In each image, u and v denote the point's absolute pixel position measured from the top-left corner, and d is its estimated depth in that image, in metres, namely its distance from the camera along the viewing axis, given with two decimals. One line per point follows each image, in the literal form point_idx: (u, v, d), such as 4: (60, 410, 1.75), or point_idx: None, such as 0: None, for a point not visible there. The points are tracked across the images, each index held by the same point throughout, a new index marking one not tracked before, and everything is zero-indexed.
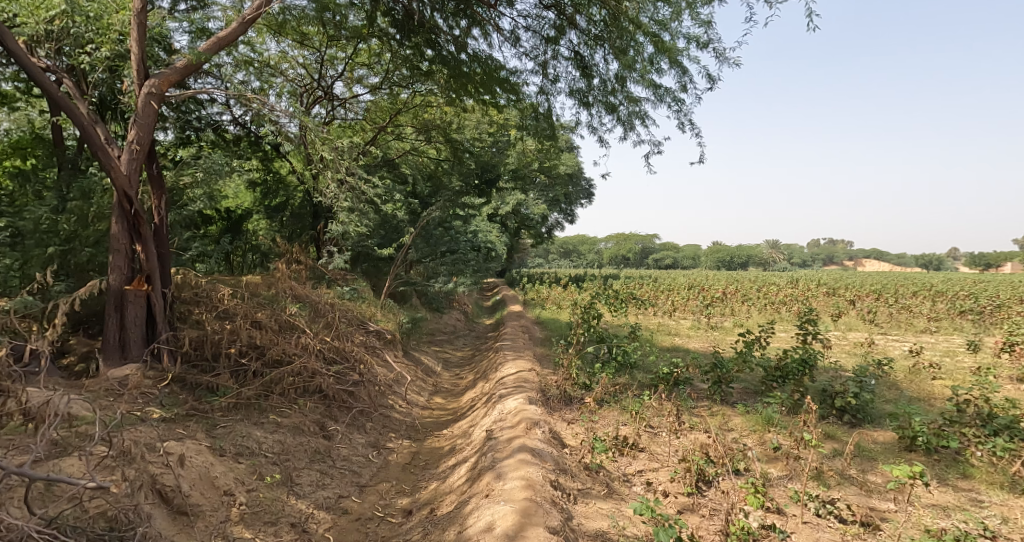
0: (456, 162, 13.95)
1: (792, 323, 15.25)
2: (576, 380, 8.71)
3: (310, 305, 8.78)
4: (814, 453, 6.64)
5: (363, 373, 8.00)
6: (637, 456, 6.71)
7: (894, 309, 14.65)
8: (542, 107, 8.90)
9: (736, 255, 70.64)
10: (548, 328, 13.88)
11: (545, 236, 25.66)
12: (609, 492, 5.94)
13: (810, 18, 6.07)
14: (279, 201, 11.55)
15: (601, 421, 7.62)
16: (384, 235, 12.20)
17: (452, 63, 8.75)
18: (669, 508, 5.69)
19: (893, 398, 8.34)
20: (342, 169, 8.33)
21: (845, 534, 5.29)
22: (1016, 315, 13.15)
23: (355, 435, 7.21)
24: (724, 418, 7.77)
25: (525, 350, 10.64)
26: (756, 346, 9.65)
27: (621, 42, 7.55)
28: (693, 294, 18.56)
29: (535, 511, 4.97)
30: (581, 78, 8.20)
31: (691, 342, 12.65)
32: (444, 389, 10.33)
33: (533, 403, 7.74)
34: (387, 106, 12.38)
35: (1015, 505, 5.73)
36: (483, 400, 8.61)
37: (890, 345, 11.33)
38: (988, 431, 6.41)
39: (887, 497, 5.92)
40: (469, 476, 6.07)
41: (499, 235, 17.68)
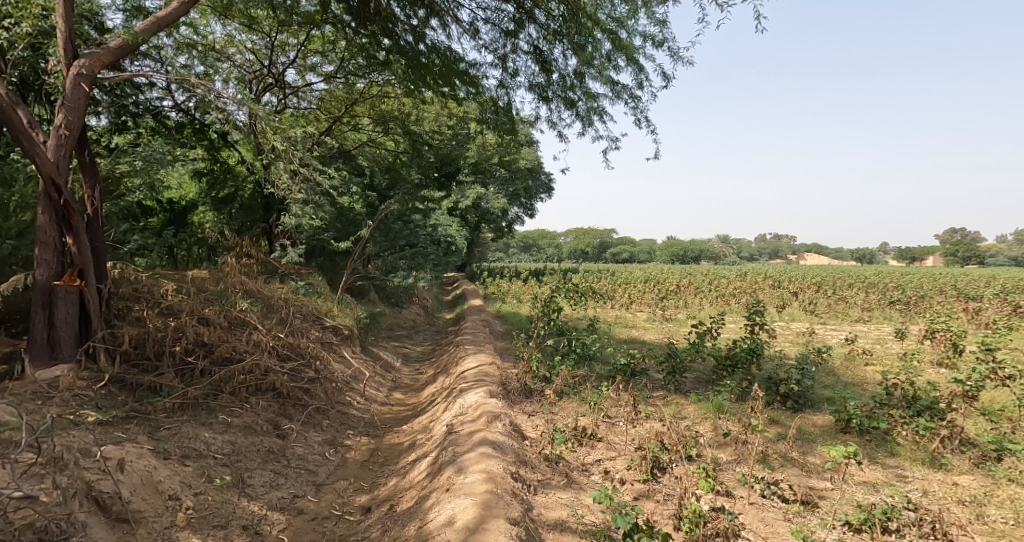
0: (415, 155, 14.01)
1: (740, 314, 15.94)
2: (535, 373, 9.01)
3: (261, 301, 8.83)
4: (760, 437, 7.10)
5: (317, 370, 8.20)
6: (595, 446, 7.04)
7: (832, 300, 15.50)
8: (502, 102, 9.08)
9: (690, 249, 72.54)
10: (508, 322, 14.15)
11: (505, 230, 25.89)
12: (569, 482, 6.21)
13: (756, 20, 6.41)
14: (228, 192, 11.45)
15: (561, 412, 7.91)
16: (341, 229, 12.21)
17: (409, 53, 8.80)
18: (627, 494, 6.02)
19: (831, 383, 8.94)
20: (295, 160, 8.41)
21: (787, 513, 5.71)
22: (938, 305, 14.20)
23: (311, 433, 7.31)
24: (678, 407, 8.17)
25: (486, 344, 10.89)
26: (707, 336, 10.13)
27: (579, 38, 7.82)
28: (649, 287, 19.16)
29: (496, 503, 5.20)
30: (540, 73, 8.41)
31: (647, 334, 13.12)
32: (404, 384, 10.48)
33: (494, 396, 7.99)
34: (343, 95, 12.42)
35: (934, 479, 6.20)
36: (444, 395, 8.80)
37: (829, 333, 12.03)
38: (912, 413, 6.94)
39: (824, 476, 6.39)
40: (429, 471, 6.26)
41: (459, 229, 17.85)
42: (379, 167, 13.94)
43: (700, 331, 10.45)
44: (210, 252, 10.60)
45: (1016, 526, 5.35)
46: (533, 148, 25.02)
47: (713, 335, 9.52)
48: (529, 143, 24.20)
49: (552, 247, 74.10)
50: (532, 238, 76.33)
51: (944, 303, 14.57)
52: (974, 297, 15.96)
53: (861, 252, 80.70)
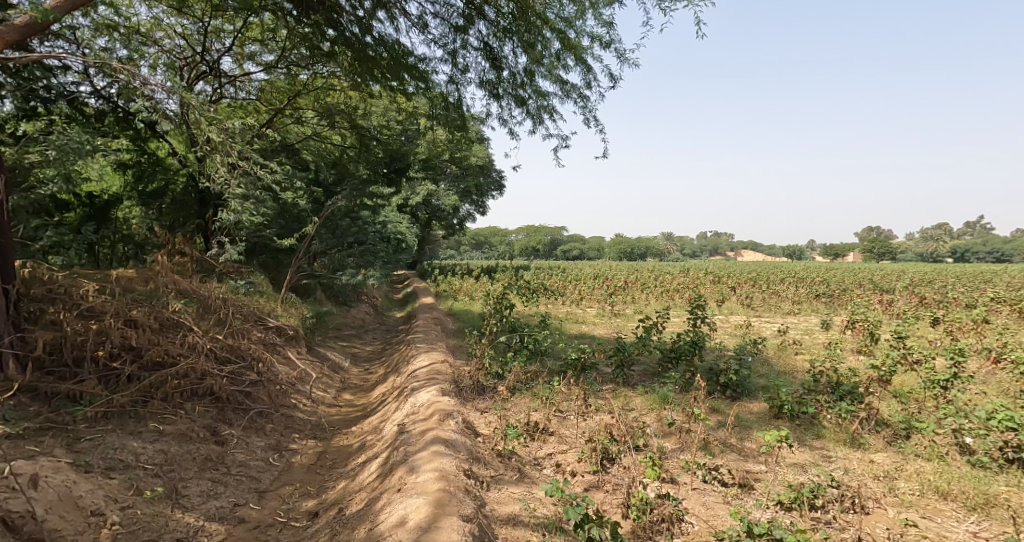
0: (363, 149, 13.96)
1: (684, 309, 16.63)
2: (489, 370, 9.24)
3: (198, 301, 8.51)
4: (701, 426, 7.54)
5: (260, 372, 8.11)
6: (547, 440, 7.33)
7: (766, 294, 16.35)
8: (452, 97, 9.23)
9: (638, 245, 74.24)
10: (460, 320, 14.34)
11: (457, 228, 26.00)
12: (521, 477, 6.47)
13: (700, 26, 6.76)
14: (157, 186, 10.87)
15: (513, 408, 8.18)
16: (284, 225, 12.04)
17: (355, 46, 8.72)
18: (577, 486, 6.32)
19: (766, 372, 9.53)
20: (233, 152, 8.42)
21: (727, 496, 6.13)
22: (858, 298, 15.23)
23: (253, 438, 7.26)
24: (626, 399, 8.56)
25: (438, 342, 11.05)
26: (653, 330, 10.58)
27: (529, 36, 8.02)
28: (598, 283, 19.70)
29: (449, 501, 5.40)
30: (491, 70, 8.57)
31: (597, 329, 13.57)
32: (353, 385, 10.53)
33: (446, 394, 8.17)
34: (284, 87, 12.26)
35: (854, 458, 6.67)
36: (395, 395, 8.91)
37: (764, 325, 12.75)
38: (835, 398, 7.48)
39: (759, 459, 6.86)
40: (380, 472, 6.40)
41: (409, 226, 17.85)
42: (325, 161, 13.92)
43: (646, 324, 10.90)
44: (137, 250, 10.24)
45: (924, 496, 5.79)
46: (484, 145, 25.19)
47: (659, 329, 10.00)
48: (480, 139, 24.35)
49: (504, 245, 74.52)
50: (483, 235, 76.54)
51: (862, 295, 15.67)
52: (891, 289, 17.25)
53: (797, 249, 84.48)
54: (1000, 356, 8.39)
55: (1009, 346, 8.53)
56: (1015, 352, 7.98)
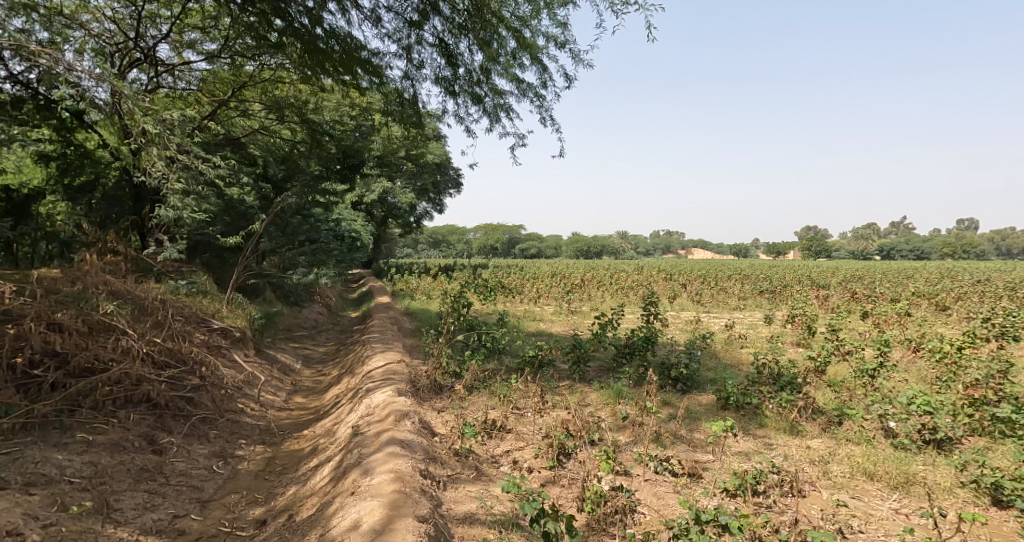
0: (315, 146, 13.22)
1: (637, 305, 17.10)
2: (446, 369, 9.36)
3: (132, 302, 8.03)
4: (654, 418, 7.84)
5: (203, 375, 7.84)
6: (505, 437, 7.51)
7: (714, 290, 17.00)
8: (408, 93, 9.23)
9: (594, 244, 75.33)
10: (417, 320, 14.37)
11: (414, 226, 25.97)
12: (478, 474, 6.63)
13: (649, 30, 7.01)
14: (86, 180, 10.03)
15: (470, 407, 8.32)
16: (230, 223, 11.78)
17: (305, 38, 8.33)
18: (534, 482, 6.51)
19: (714, 365, 9.96)
20: (170, 145, 8.50)
21: (677, 485, 6.39)
22: (798, 293, 16.02)
23: (194, 446, 6.98)
24: (581, 395, 8.80)
25: (394, 342, 11.07)
26: (608, 327, 10.86)
27: (485, 34, 8.11)
28: (556, 281, 20.00)
29: (404, 502, 5.42)
30: (447, 67, 8.63)
31: (555, 326, 13.84)
32: (305, 388, 10.41)
33: (402, 395, 8.18)
34: (228, 77, 11.90)
35: (792, 444, 7.06)
36: (350, 396, 8.86)
37: (712, 320, 13.25)
38: (777, 388, 7.92)
39: (707, 449, 7.15)
40: (334, 476, 6.37)
41: (364, 224, 17.72)
42: (273, 157, 13.33)
43: (602, 321, 11.18)
44: (64, 248, 9.52)
45: (852, 478, 6.20)
46: (441, 143, 25.22)
47: (613, 325, 10.31)
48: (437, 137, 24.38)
49: (462, 244, 74.46)
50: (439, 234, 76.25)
51: (802, 290, 16.50)
52: (826, 284, 18.24)
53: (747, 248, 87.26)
54: (919, 346, 9.06)
55: (926, 336, 9.21)
56: (931, 341, 8.61)
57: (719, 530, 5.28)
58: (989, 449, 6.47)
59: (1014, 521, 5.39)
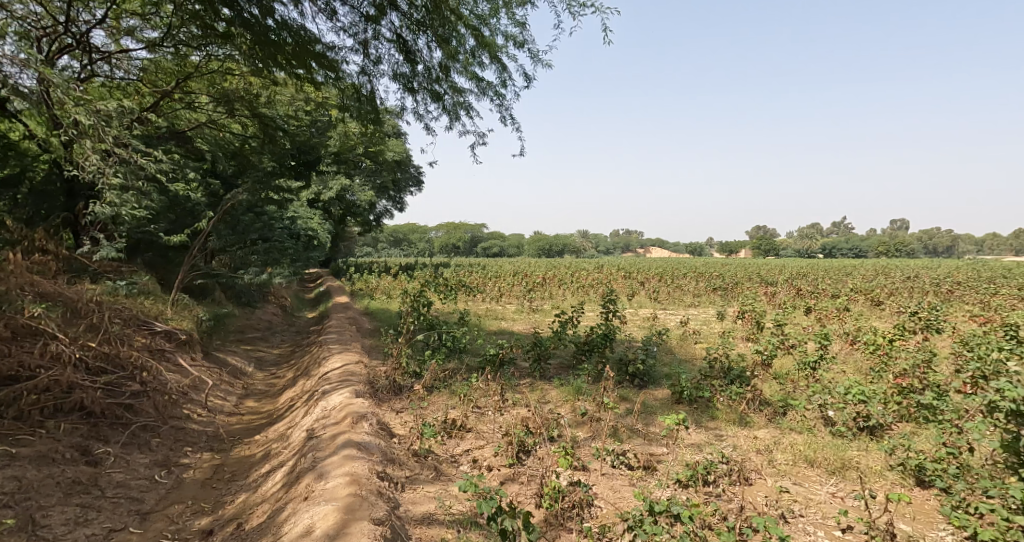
0: (266, 140, 12.73)
1: (597, 303, 17.39)
2: (406, 369, 9.25)
3: (63, 304, 7.41)
4: (611, 414, 8.02)
5: (144, 380, 7.46)
6: (464, 437, 7.52)
7: (670, 287, 17.44)
8: (365, 89, 8.71)
9: (555, 244, 75.92)
10: (377, 320, 14.28)
11: (374, 224, 25.77)
12: (438, 475, 6.64)
13: (607, 33, 6.97)
14: (8, 172, 9.03)
15: (430, 407, 8.31)
16: (175, 220, 10.80)
17: (255, 29, 7.54)
18: (494, 481, 6.57)
19: (669, 360, 10.24)
20: (107, 138, 7.64)
21: (632, 478, 6.52)
22: (750, 290, 16.59)
23: (134, 455, 6.73)
24: (542, 392, 8.93)
25: (352, 342, 11.01)
26: (568, 324, 11.00)
27: (443, 31, 7.99)
28: (517, 280, 20.11)
29: (359, 506, 5.43)
30: (405, 63, 8.39)
31: (516, 325, 13.97)
32: (257, 391, 10.08)
33: (360, 396, 8.05)
34: (172, 68, 11.06)
35: (741, 435, 7.33)
36: (305, 399, 8.67)
37: (668, 317, 13.60)
38: (727, 381, 8.23)
39: (662, 442, 7.32)
40: (287, 481, 6.26)
41: (321, 221, 17.42)
42: (223, 151, 12.44)
43: (562, 319, 11.33)
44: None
45: (795, 465, 6.50)
46: (400, 139, 25.07)
47: (573, 323, 10.46)
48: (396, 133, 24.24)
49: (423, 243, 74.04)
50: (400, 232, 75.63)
51: (753, 287, 17.09)
52: (774, 281, 18.96)
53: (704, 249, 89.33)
54: (856, 338, 9.53)
55: (862, 330, 9.70)
56: (866, 334, 9.07)
57: (672, 520, 5.45)
58: (916, 433, 6.89)
59: (935, 499, 5.77)
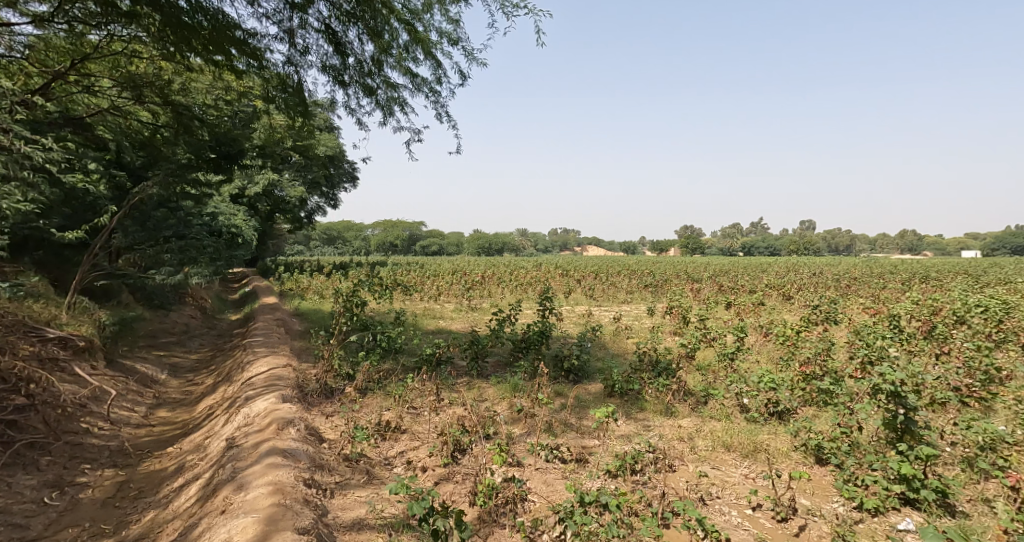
0: (182, 132, 9.34)
1: (534, 300, 17.74)
2: (338, 372, 8.98)
3: None
4: (545, 409, 8.18)
5: (32, 393, 6.90)
6: (399, 439, 7.42)
7: (604, 285, 17.94)
8: (291, 80, 7.72)
9: (495, 242, 76.20)
10: (308, 321, 13.99)
11: (305, 222, 25.26)
12: (369, 479, 6.52)
13: (539, 37, 6.80)
14: None
15: (363, 410, 8.11)
16: (71, 216, 9.31)
17: (163, 9, 6.36)
18: (427, 481, 6.53)
19: (602, 355, 10.58)
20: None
21: (565, 471, 6.69)
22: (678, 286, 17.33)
23: (19, 477, 6.35)
24: (479, 390, 9.03)
25: (280, 346, 10.26)
26: (505, 323, 11.14)
27: (374, 24, 7.22)
28: (456, 279, 20.09)
29: (283, 515, 5.31)
30: (334, 55, 7.42)
31: (454, 324, 14.04)
32: (168, 403, 9.09)
33: (287, 401, 7.68)
34: (66, 46, 7.96)
35: (666, 424, 7.71)
36: (226, 406, 8.12)
37: (603, 314, 14.03)
38: (655, 374, 8.60)
39: (594, 435, 7.57)
40: (202, 495, 6.04)
41: (246, 219, 16.87)
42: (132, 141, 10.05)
43: (500, 318, 11.46)
44: None
45: (714, 450, 6.92)
46: (332, 133, 24.67)
47: (510, 321, 10.60)
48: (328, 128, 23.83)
49: (360, 241, 72.78)
50: (334, 230, 74.01)
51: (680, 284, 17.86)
52: (699, 278, 19.91)
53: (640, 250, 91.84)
54: (768, 330, 10.16)
55: (775, 322, 10.35)
56: (776, 326, 9.70)
57: (601, 510, 5.65)
58: (817, 416, 7.47)
59: (831, 474, 6.31)
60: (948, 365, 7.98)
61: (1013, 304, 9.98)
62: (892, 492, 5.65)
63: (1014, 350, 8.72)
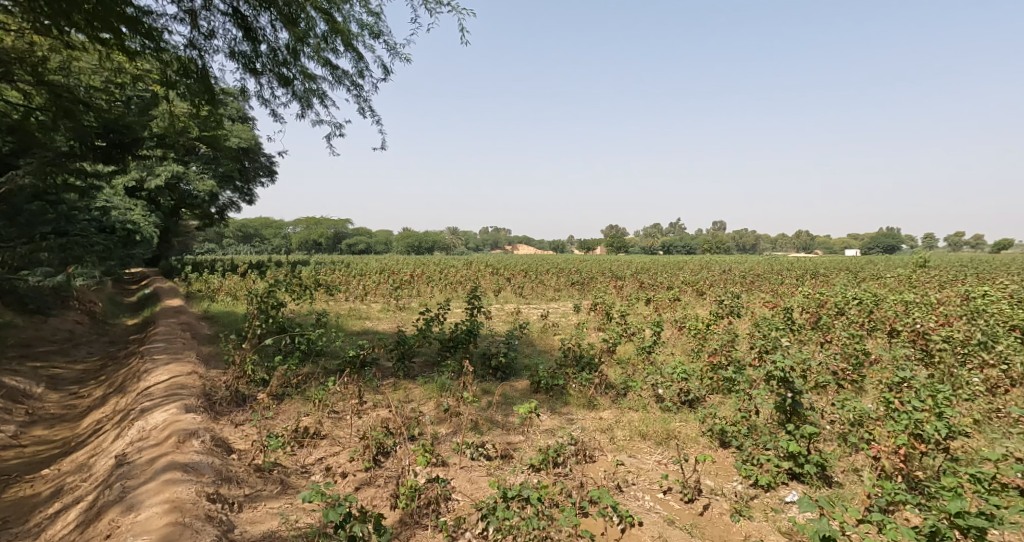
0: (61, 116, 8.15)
1: (463, 299, 17.70)
2: (252, 377, 8.62)
3: None
4: (471, 407, 8.11)
5: None
6: (318, 445, 7.15)
7: (533, 283, 18.07)
8: (195, 66, 7.04)
9: (425, 240, 75.37)
10: (219, 324, 13.33)
11: (215, 217, 24.09)
12: (283, 488, 6.25)
13: (463, 34, 6.85)
14: None
15: (280, 416, 7.78)
16: None
17: None
18: (347, 487, 6.37)
19: (530, 352, 10.67)
20: None
21: (490, 467, 6.69)
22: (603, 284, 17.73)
23: None
24: (406, 391, 8.90)
25: (183, 353, 9.54)
26: (433, 322, 11.06)
27: (289, 10, 6.94)
28: (383, 278, 19.71)
29: (181, 535, 5.05)
30: (245, 41, 7.04)
31: (381, 324, 13.78)
32: (46, 419, 8.03)
33: (191, 410, 7.25)
34: None
35: (587, 416, 7.88)
36: (118, 419, 7.47)
37: (531, 311, 14.16)
38: (578, 369, 8.76)
39: (519, 429, 7.61)
40: (82, 520, 5.60)
41: (146, 215, 15.84)
42: None
43: (428, 317, 11.35)
44: None
45: (631, 440, 7.11)
46: (246, 125, 23.69)
47: (438, 321, 10.51)
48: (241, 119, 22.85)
49: (281, 239, 69.89)
50: (252, 227, 70.86)
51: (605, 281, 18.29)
52: (622, 275, 20.44)
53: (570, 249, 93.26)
54: (682, 324, 10.57)
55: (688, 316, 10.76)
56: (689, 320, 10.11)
57: (523, 504, 5.61)
58: (722, 403, 7.86)
59: (731, 455, 6.64)
60: (829, 351, 8.70)
61: (883, 296, 11.00)
62: (782, 468, 6.05)
63: (881, 337, 9.70)
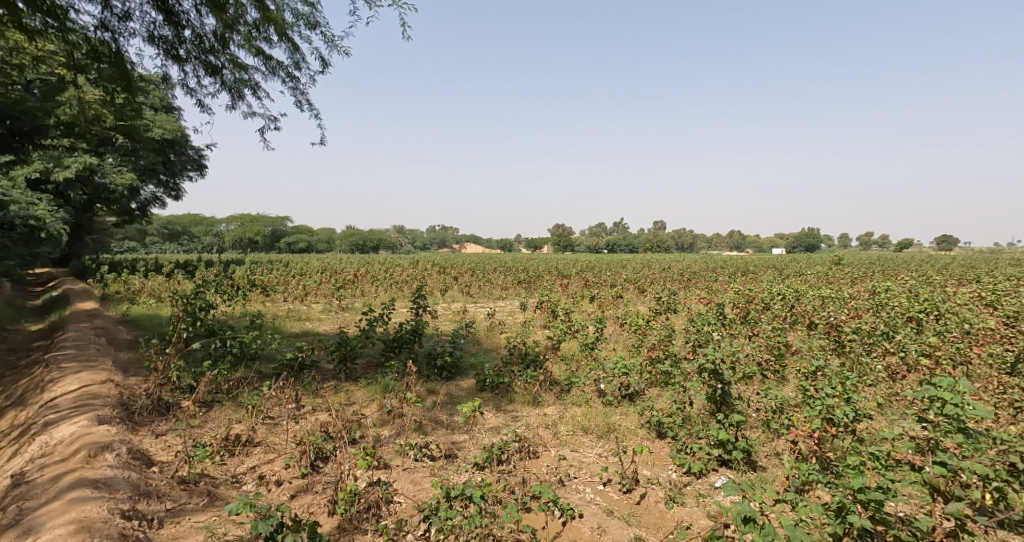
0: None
1: (408, 299, 17.37)
2: (178, 384, 8.16)
3: None
4: (415, 408, 7.88)
5: None
6: (251, 453, 6.81)
7: (481, 282, 17.85)
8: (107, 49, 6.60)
9: (371, 239, 73.90)
10: (142, 327, 12.59)
11: (134, 212, 22.77)
12: (210, 500, 5.90)
13: (403, 27, 6.77)
14: None
15: (209, 424, 7.39)
16: None
17: None
18: (282, 495, 6.07)
19: (475, 351, 10.50)
20: None
21: (434, 468, 6.50)
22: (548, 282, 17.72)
23: None
24: (347, 394, 8.60)
25: (97, 360, 8.95)
26: (377, 322, 10.75)
27: None
28: (325, 278, 19.13)
29: None
30: (166, 25, 6.64)
31: (323, 326, 13.32)
32: None
33: (105, 422, 6.78)
34: None
35: (531, 413, 7.78)
36: (19, 435, 6.90)
37: (478, 310, 14.00)
38: (523, 367, 8.66)
39: (464, 429, 7.44)
40: None
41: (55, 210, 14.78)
42: None
43: (370, 317, 11.04)
44: None
45: (573, 434, 7.06)
46: (172, 117, 22.55)
47: (381, 321, 10.22)
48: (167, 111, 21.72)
49: (215, 238, 66.89)
50: (183, 226, 67.58)
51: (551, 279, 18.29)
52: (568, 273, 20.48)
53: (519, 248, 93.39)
54: (623, 320, 10.62)
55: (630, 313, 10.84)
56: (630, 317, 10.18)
57: (467, 503, 5.45)
58: (659, 396, 7.93)
59: (667, 446, 6.68)
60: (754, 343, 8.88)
61: (803, 290, 11.34)
62: (711, 455, 6.11)
63: (801, 329, 10.02)
